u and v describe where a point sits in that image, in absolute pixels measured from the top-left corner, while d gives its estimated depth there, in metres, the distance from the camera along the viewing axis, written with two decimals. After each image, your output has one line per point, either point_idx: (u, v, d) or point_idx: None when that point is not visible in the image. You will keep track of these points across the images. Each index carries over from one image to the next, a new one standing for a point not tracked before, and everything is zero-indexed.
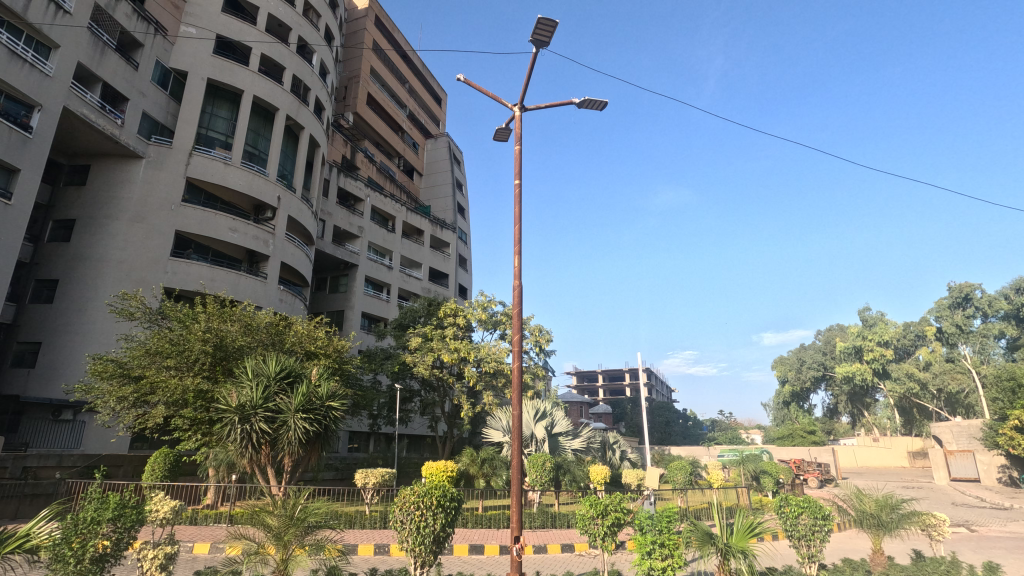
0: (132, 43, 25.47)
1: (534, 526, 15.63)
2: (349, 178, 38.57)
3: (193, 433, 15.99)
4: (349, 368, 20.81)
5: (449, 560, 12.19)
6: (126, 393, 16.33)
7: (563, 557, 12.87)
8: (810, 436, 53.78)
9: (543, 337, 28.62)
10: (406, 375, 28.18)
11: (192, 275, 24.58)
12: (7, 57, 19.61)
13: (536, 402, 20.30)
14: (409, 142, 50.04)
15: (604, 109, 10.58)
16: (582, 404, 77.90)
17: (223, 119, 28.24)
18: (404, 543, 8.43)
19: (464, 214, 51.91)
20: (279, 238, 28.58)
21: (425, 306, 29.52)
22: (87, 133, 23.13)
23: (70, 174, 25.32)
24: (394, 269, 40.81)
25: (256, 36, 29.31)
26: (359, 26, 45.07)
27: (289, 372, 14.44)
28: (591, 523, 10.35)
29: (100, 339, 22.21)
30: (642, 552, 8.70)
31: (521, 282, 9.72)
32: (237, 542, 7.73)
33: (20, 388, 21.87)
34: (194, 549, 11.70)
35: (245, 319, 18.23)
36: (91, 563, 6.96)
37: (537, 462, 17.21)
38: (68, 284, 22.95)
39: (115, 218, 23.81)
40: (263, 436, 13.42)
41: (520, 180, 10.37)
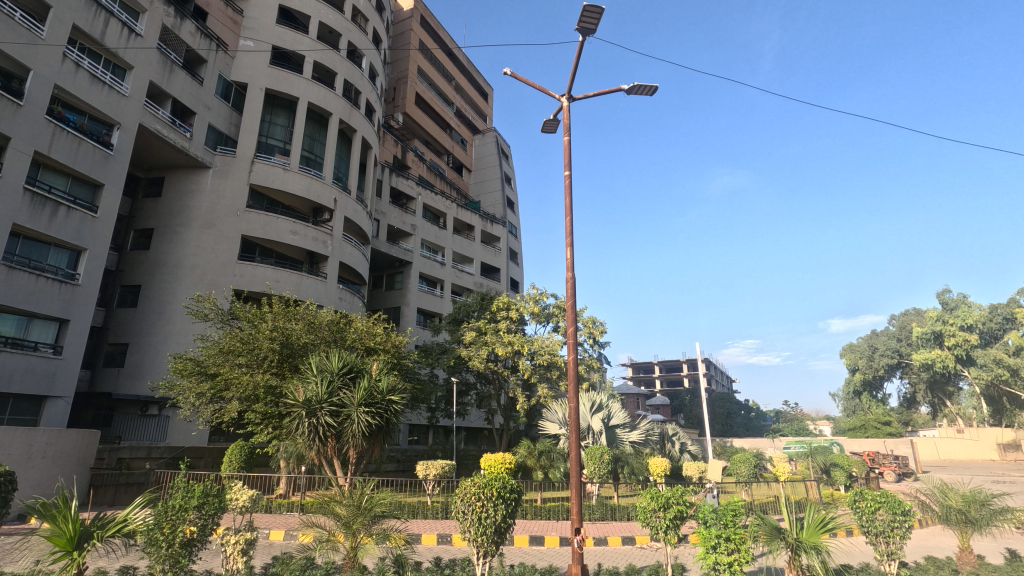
0: (196, 59, 26.98)
1: (594, 518, 15.58)
2: (401, 177, 39.48)
3: (265, 427, 16.83)
4: (407, 362, 21.36)
5: (510, 551, 12.35)
6: (204, 389, 17.48)
7: (625, 550, 12.76)
8: (885, 428, 50.89)
9: (597, 329, 28.36)
10: (462, 369, 28.66)
11: (258, 277, 25.86)
12: (89, 80, 21.30)
13: (591, 394, 20.18)
14: (458, 139, 50.62)
15: (655, 93, 10.32)
16: (639, 396, 76.38)
17: (281, 126, 29.42)
18: (466, 534, 8.56)
19: (514, 208, 52.10)
20: (337, 239, 29.62)
21: (478, 301, 29.89)
22: (160, 146, 24.74)
23: (147, 186, 27.10)
24: (447, 265, 41.51)
25: (309, 45, 30.36)
26: (406, 27, 45.91)
27: (351, 368, 14.95)
28: (653, 515, 10.18)
29: (180, 340, 23.81)
30: (706, 546, 8.48)
31: (573, 273, 9.66)
32: (310, 530, 8.13)
33: (111, 386, 23.72)
34: (269, 536, 12.43)
35: (309, 317, 19.05)
36: (181, 547, 7.39)
37: (595, 455, 17.17)
38: (149, 289, 24.69)
39: (188, 226, 25.40)
40: (329, 428, 13.96)
41: (569, 171, 10.28)
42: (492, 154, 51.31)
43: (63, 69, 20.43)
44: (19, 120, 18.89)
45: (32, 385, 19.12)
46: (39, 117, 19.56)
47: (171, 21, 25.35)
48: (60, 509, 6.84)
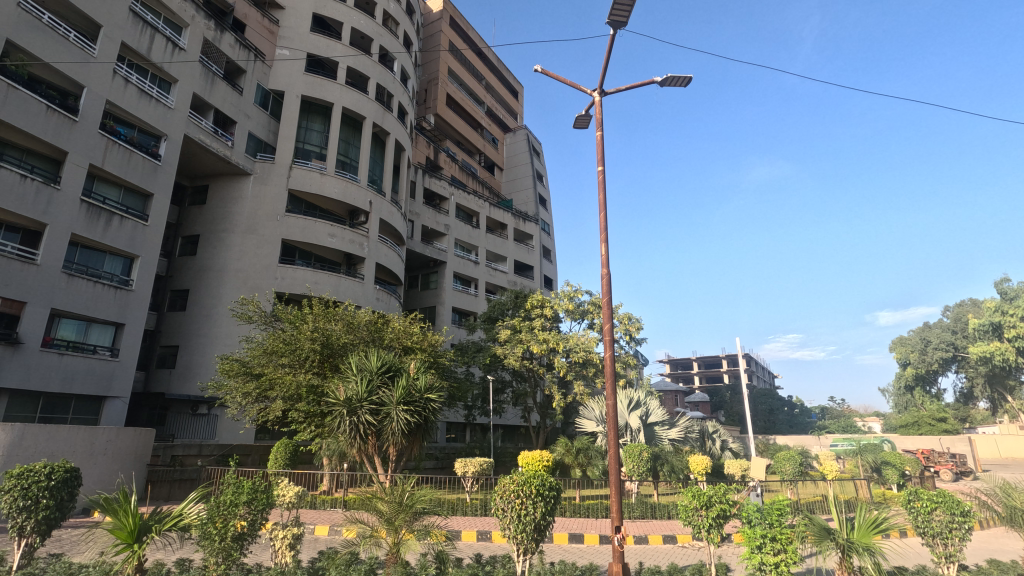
0: (236, 70, 27.84)
1: (634, 517, 15.40)
2: (433, 178, 39.89)
3: (308, 425, 17.29)
4: (444, 360, 21.61)
5: (550, 548, 12.35)
6: (250, 389, 18.07)
7: (666, 549, 12.57)
8: (940, 424, 48.69)
9: (633, 325, 28.03)
10: (497, 367, 28.83)
11: (298, 279, 26.59)
12: (138, 95, 22.33)
13: (629, 391, 19.98)
14: (489, 138, 50.80)
15: (689, 84, 10.10)
16: (678, 392, 75.09)
17: (317, 132, 30.06)
18: (506, 531, 8.58)
19: (546, 205, 51.96)
20: (372, 241, 30.15)
21: (512, 299, 29.99)
22: (204, 156, 25.72)
23: (192, 194, 28.16)
24: (480, 264, 41.73)
25: (342, 51, 30.96)
26: (435, 29, 46.35)
27: (389, 367, 15.23)
28: (695, 515, 10.02)
29: (227, 341, 24.72)
30: (751, 546, 8.28)
31: (609, 269, 9.57)
32: (353, 526, 8.33)
33: (163, 386, 24.79)
34: (315, 531, 12.81)
35: (347, 318, 19.49)
36: (233, 541, 7.61)
37: (633, 452, 17.01)
38: (197, 293, 25.71)
39: (231, 232, 26.34)
40: (369, 427, 14.25)
41: (602, 166, 10.17)
42: (523, 152, 51.27)
43: (114, 84, 21.45)
44: (75, 135, 19.96)
45: (92, 386, 20.23)
46: (92, 132, 20.62)
47: (211, 34, 26.26)
48: (121, 504, 7.27)
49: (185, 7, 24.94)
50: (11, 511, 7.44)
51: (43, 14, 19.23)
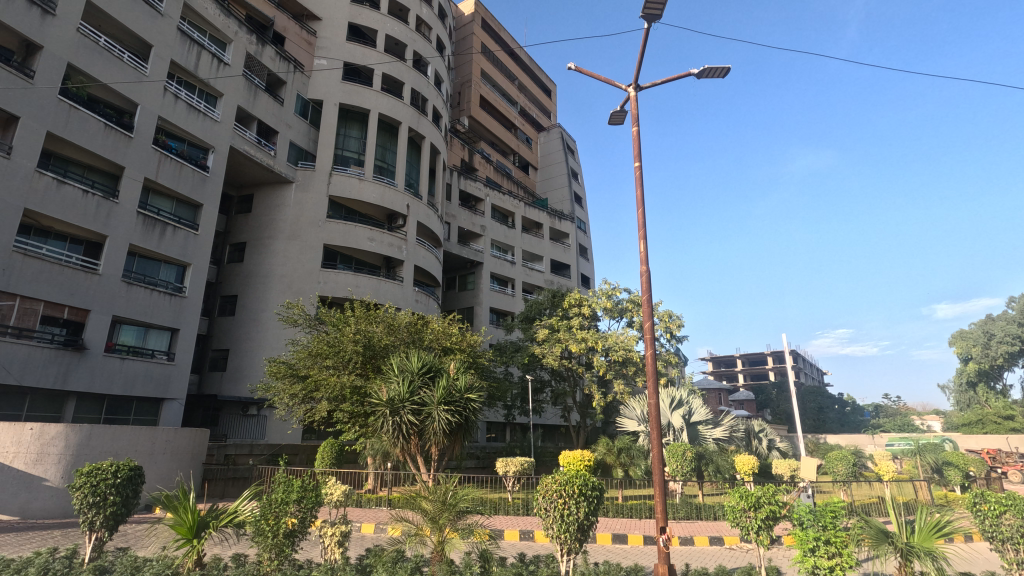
0: (277, 82, 28.73)
1: (678, 518, 15.12)
2: (469, 180, 40.22)
3: (353, 425, 17.70)
4: (482, 361, 21.76)
5: (594, 548, 12.27)
6: (297, 390, 18.58)
7: (713, 550, 12.28)
8: (1006, 423, 45.95)
9: (674, 323, 27.54)
10: (536, 367, 28.90)
11: (341, 283, 27.25)
12: (187, 109, 23.37)
13: (671, 390, 19.65)
14: (523, 138, 50.87)
15: (727, 75, 9.87)
16: (721, 391, 73.37)
17: (355, 138, 30.69)
18: (549, 531, 8.55)
19: (582, 203, 51.66)
20: (411, 243, 30.62)
21: (550, 298, 29.95)
22: (249, 166, 26.68)
23: (239, 203, 29.23)
24: (517, 264, 41.80)
25: (377, 58, 31.56)
26: (467, 32, 46.71)
27: (430, 367, 15.44)
28: (743, 516, 9.74)
29: (274, 344, 25.58)
30: (804, 548, 8.01)
31: (648, 266, 9.43)
32: (398, 524, 8.49)
33: (216, 388, 25.82)
34: (362, 529, 13.11)
35: (388, 320, 19.89)
36: (284, 537, 7.85)
37: (677, 452, 16.73)
38: (245, 298, 26.69)
39: (276, 238, 27.22)
40: (411, 426, 14.46)
41: (639, 162, 10.03)
42: (558, 150, 51.08)
43: (164, 101, 22.49)
44: (130, 151, 21.03)
45: (151, 389, 21.27)
46: (146, 147, 21.69)
47: (253, 48, 27.22)
48: (180, 501, 7.64)
49: (229, 23, 25.97)
50: (83, 507, 7.95)
51: (100, 38, 20.36)
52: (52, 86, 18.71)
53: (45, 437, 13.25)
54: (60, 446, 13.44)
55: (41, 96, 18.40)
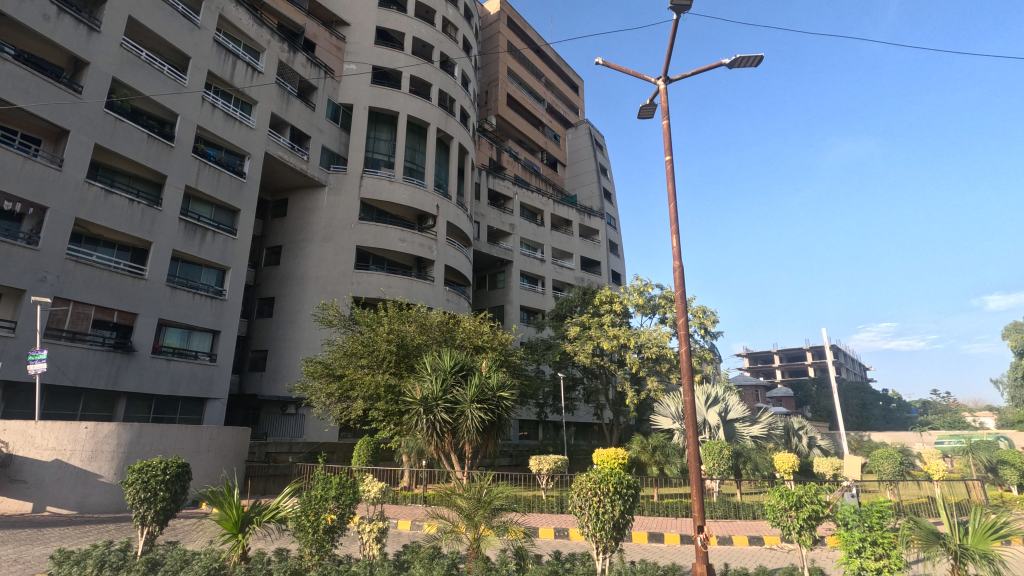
0: (309, 88, 29.34)
1: (716, 516, 14.85)
2: (497, 178, 40.34)
3: (388, 423, 17.98)
4: (514, 359, 21.81)
5: (629, 547, 12.17)
6: (333, 390, 18.95)
7: (752, 551, 12.01)
8: None
9: (708, 319, 27.05)
10: (568, 364, 28.81)
11: (373, 284, 27.69)
12: (223, 118, 24.12)
13: (706, 387, 19.36)
14: (551, 135, 50.69)
15: (760, 63, 9.62)
16: (758, 388, 71.74)
17: (385, 141, 31.11)
18: (584, 529, 8.49)
19: (612, 199, 51.20)
20: (441, 243, 30.89)
21: (580, 295, 29.72)
22: (283, 171, 27.35)
23: (274, 207, 30.00)
24: (547, 262, 41.70)
25: (405, 60, 31.89)
26: (493, 31, 46.80)
27: (462, 366, 15.57)
28: (784, 515, 9.51)
29: (310, 345, 26.19)
30: (849, 550, 7.77)
31: (680, 262, 9.29)
32: (435, 521, 8.61)
33: (256, 388, 26.58)
34: (398, 526, 13.33)
35: (420, 319, 20.15)
36: (325, 533, 8.03)
37: (713, 450, 16.44)
38: (282, 299, 27.41)
39: (310, 241, 27.85)
40: (445, 425, 14.61)
41: (669, 156, 9.87)
42: (586, 146, 50.71)
43: (202, 110, 23.26)
44: (172, 160, 21.83)
45: (195, 389, 22.05)
46: (186, 156, 22.47)
47: (285, 56, 27.79)
48: (225, 497, 7.90)
49: (262, 32, 26.66)
50: (135, 502, 8.30)
51: (141, 52, 21.20)
52: (99, 100, 19.56)
53: (99, 435, 13.87)
54: (113, 444, 14.06)
55: (89, 109, 19.25)
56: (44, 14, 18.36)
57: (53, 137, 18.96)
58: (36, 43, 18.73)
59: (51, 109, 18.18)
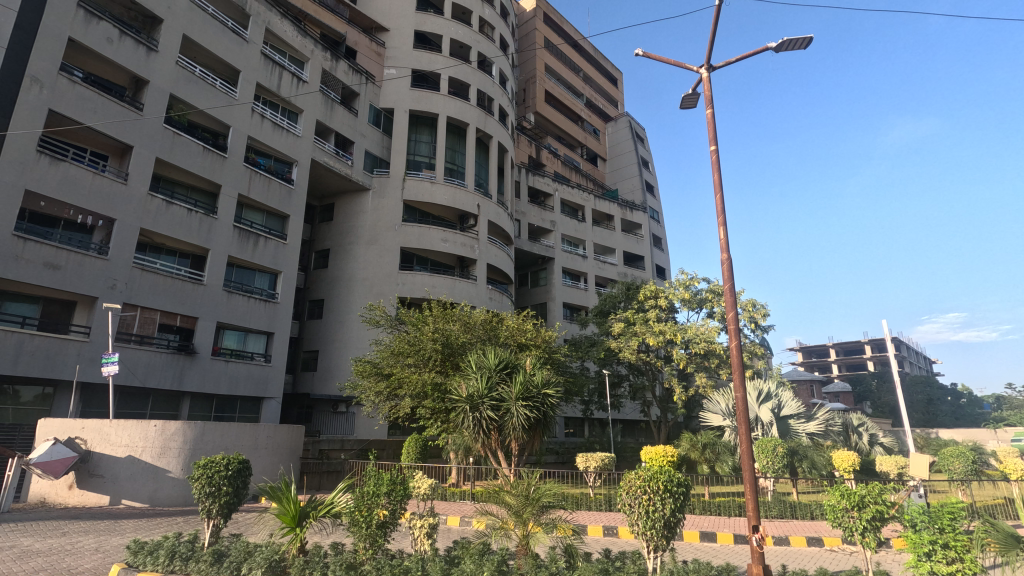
0: (351, 94, 30.06)
1: (772, 516, 14.39)
2: (537, 176, 40.29)
3: (435, 421, 18.24)
4: (558, 356, 21.75)
5: (680, 547, 11.95)
6: (382, 388, 19.35)
7: (811, 552, 11.55)
8: None
9: (758, 312, 26.20)
10: (613, 361, 28.50)
11: (418, 284, 28.15)
12: (272, 127, 25.05)
13: (758, 383, 18.79)
14: (590, 130, 50.23)
15: (810, 45, 9.22)
16: (813, 383, 69.02)
17: (426, 143, 31.57)
18: (634, 527, 8.36)
19: (654, 192, 50.28)
20: (483, 242, 31.12)
21: (624, 291, 29.24)
22: (329, 176, 28.16)
23: (321, 212, 30.93)
24: (589, 258, 41.34)
25: (444, 62, 32.23)
26: (530, 28, 46.70)
27: (506, 364, 15.62)
28: (846, 516, 9.12)
29: (358, 345, 26.92)
30: (917, 552, 7.41)
31: (729, 254, 9.02)
32: (484, 517, 8.68)
33: (308, 387, 27.50)
34: (448, 521, 13.53)
35: (464, 318, 20.34)
36: (377, 527, 8.22)
37: (767, 447, 15.93)
38: (331, 301, 28.26)
39: (357, 244, 28.59)
40: (491, 422, 14.72)
41: (715, 146, 9.59)
42: (626, 139, 49.93)
43: (252, 121, 24.25)
44: (225, 170, 22.86)
45: (252, 389, 23.02)
46: (239, 166, 23.46)
47: (328, 64, 28.61)
48: (284, 492, 8.23)
49: (306, 43, 27.53)
50: (202, 496, 8.73)
51: (196, 68, 22.29)
52: (158, 116, 20.67)
53: (167, 432, 14.69)
54: (179, 441, 14.86)
55: (150, 125, 20.36)
56: (109, 37, 19.45)
57: (118, 153, 20.16)
58: (102, 66, 19.95)
59: (117, 126, 19.34)
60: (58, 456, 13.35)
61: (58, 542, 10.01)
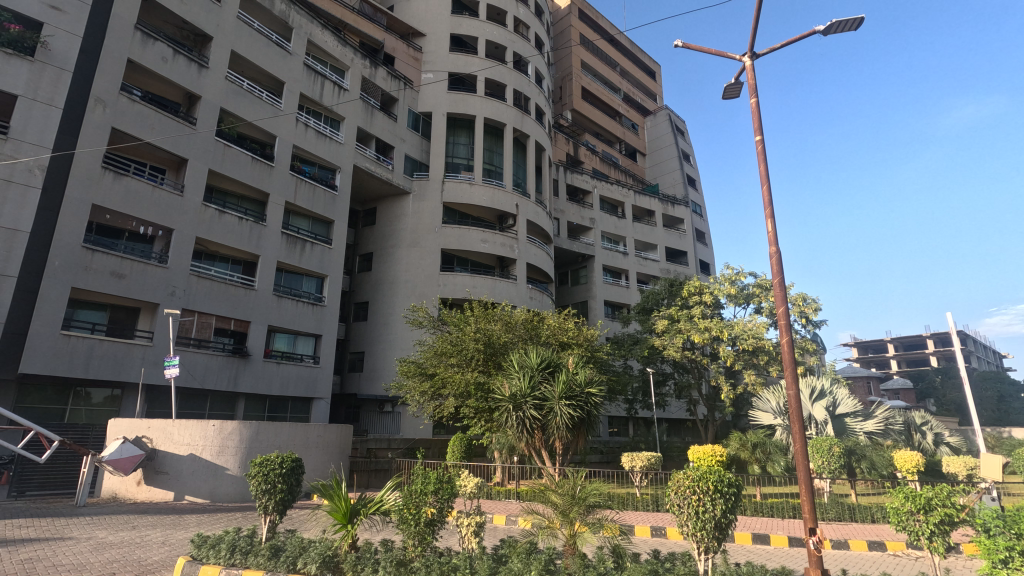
0: (391, 100, 30.63)
1: (829, 519, 13.84)
2: (575, 173, 40.04)
3: (479, 420, 18.41)
4: (601, 355, 21.56)
5: (733, 549, 11.64)
6: (426, 388, 19.64)
7: (873, 557, 11.03)
8: None
9: (809, 306, 25.22)
10: (657, 359, 28.00)
11: (459, 285, 28.43)
12: (315, 136, 25.81)
13: (811, 380, 18.09)
14: (629, 125, 49.54)
15: (861, 27, 8.79)
16: (871, 380, 65.82)
17: (464, 145, 31.84)
18: (683, 528, 8.17)
19: (696, 186, 49.12)
20: (522, 242, 31.16)
21: (667, 288, 28.67)
22: (371, 181, 28.79)
23: (364, 216, 31.65)
24: (630, 255, 40.77)
25: (480, 64, 32.41)
26: (565, 25, 46.45)
27: (549, 363, 15.60)
28: (910, 519, 8.65)
29: (402, 345, 27.41)
30: (992, 559, 6.96)
31: (777, 248, 8.71)
32: (530, 516, 8.71)
33: (355, 387, 28.20)
34: (494, 520, 13.65)
35: (505, 318, 20.42)
36: (425, 525, 8.34)
37: (822, 447, 15.37)
38: (375, 303, 28.89)
39: (399, 246, 29.13)
40: (535, 421, 14.72)
41: (760, 136, 9.27)
42: (666, 133, 48.94)
43: (297, 131, 25.06)
44: (273, 178, 23.71)
45: (302, 390, 23.79)
46: (285, 174, 24.29)
47: (368, 71, 29.24)
48: (335, 490, 8.47)
49: (346, 52, 28.23)
50: (259, 492, 9.08)
51: (243, 82, 23.21)
52: (210, 130, 21.63)
53: (224, 432, 15.35)
54: (236, 440, 15.48)
55: (202, 139, 21.33)
56: (163, 57, 20.47)
57: (175, 166, 21.22)
58: (158, 84, 21.04)
59: (173, 141, 20.36)
60: (127, 454, 14.17)
61: (129, 535, 10.60)
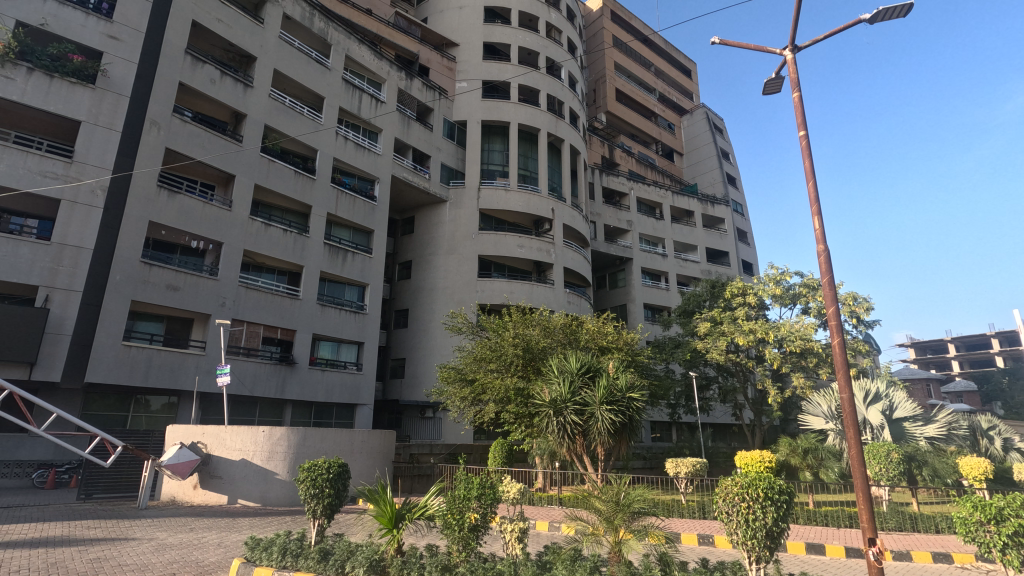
0: (426, 110, 31.15)
1: (888, 528, 13.18)
2: (611, 176, 39.72)
3: (519, 425, 18.42)
4: (642, 359, 21.22)
5: (785, 558, 11.23)
6: (466, 394, 19.74)
7: (939, 569, 10.44)
8: None
9: (860, 306, 24.19)
10: (699, 363, 27.36)
11: (497, 290, 28.57)
12: (354, 148, 26.48)
13: (864, 383, 17.35)
14: (665, 125, 48.84)
15: (910, 12, 8.39)
16: (930, 382, 62.39)
17: (499, 152, 32.06)
18: (733, 536, 7.94)
19: (736, 184, 47.90)
20: (558, 246, 31.08)
21: (708, 290, 28.00)
22: (408, 191, 29.30)
23: (403, 225, 32.23)
24: (669, 256, 40.07)
25: (513, 70, 32.61)
26: (597, 28, 46.28)
27: (589, 367, 15.47)
28: (980, 530, 8.18)
29: (442, 352, 27.72)
30: None
31: (826, 246, 8.40)
32: (573, 523, 8.62)
33: (397, 393, 28.68)
34: (537, 526, 13.61)
35: (543, 323, 20.37)
36: (469, 530, 8.38)
37: (879, 453, 14.68)
38: (415, 310, 29.34)
39: (437, 254, 29.52)
40: (576, 426, 14.62)
41: (804, 132, 8.96)
42: (704, 131, 47.96)
43: (337, 144, 25.78)
44: (315, 191, 24.44)
45: (346, 396, 24.35)
46: (326, 186, 24.99)
47: (404, 83, 29.84)
48: (380, 495, 8.62)
49: (382, 65, 28.90)
50: (308, 497, 9.35)
51: (285, 99, 24.05)
52: (255, 147, 22.50)
53: (273, 437, 15.84)
54: (284, 445, 15.95)
55: (248, 155, 22.21)
56: (212, 78, 21.44)
57: (223, 182, 22.13)
58: (207, 105, 22.05)
59: (221, 158, 21.27)
60: (184, 458, 14.84)
61: (187, 536, 11.06)
